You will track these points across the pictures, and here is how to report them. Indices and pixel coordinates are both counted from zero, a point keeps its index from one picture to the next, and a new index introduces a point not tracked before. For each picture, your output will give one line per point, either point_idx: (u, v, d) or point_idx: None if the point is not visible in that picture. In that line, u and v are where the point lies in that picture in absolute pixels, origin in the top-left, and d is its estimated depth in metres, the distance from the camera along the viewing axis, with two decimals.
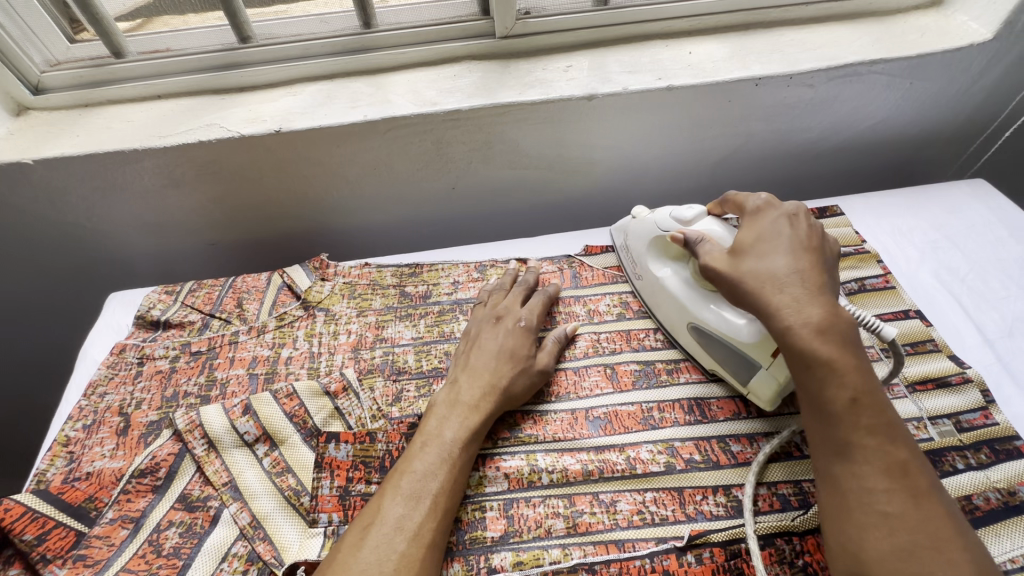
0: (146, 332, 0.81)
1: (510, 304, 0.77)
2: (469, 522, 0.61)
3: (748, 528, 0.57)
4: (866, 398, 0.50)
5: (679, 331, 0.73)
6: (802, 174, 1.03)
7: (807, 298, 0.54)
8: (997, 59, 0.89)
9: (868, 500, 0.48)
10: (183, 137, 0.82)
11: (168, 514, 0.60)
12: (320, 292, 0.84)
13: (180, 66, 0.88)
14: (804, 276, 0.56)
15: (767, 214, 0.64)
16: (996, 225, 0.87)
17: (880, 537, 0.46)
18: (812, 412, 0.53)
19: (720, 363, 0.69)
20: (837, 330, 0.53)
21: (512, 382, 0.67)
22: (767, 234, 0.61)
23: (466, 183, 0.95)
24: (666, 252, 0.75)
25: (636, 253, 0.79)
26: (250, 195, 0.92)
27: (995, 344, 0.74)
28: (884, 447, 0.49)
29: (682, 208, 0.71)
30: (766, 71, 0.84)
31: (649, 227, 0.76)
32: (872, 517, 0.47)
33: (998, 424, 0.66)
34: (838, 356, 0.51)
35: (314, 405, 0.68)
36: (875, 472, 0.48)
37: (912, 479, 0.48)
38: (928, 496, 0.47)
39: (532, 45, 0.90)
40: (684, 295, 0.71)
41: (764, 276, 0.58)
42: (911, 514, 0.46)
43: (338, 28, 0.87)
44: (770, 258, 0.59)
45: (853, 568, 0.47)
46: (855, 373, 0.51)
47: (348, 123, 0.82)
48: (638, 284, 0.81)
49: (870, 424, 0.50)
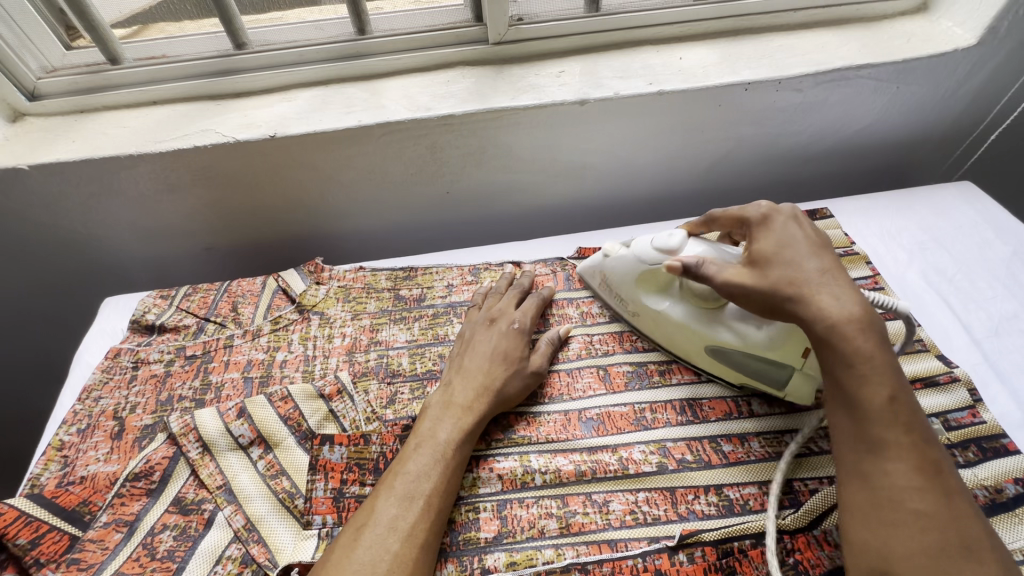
0: (140, 336, 0.81)
1: (505, 306, 0.77)
2: (463, 523, 0.61)
3: (770, 525, 0.57)
4: (902, 397, 0.51)
5: (695, 354, 0.72)
6: (793, 178, 1.05)
7: (845, 297, 0.55)
8: (982, 64, 0.90)
9: (899, 496, 0.48)
10: (179, 142, 0.82)
11: (162, 517, 0.60)
12: (314, 295, 0.84)
13: (175, 72, 0.88)
14: (834, 275, 0.57)
15: (776, 218, 0.64)
16: (982, 226, 0.89)
17: (911, 534, 0.46)
18: (846, 408, 0.53)
19: (746, 375, 0.69)
20: (873, 329, 0.53)
21: (506, 382, 0.68)
22: (787, 239, 0.61)
23: (460, 187, 0.96)
24: (655, 284, 0.72)
25: (622, 291, 0.77)
26: (245, 200, 0.93)
27: (982, 344, 0.75)
28: (918, 445, 0.49)
29: (662, 236, 0.69)
30: (755, 76, 0.85)
31: (631, 262, 0.73)
32: (902, 514, 0.47)
33: (986, 423, 0.67)
34: (875, 353, 0.52)
35: (309, 408, 0.69)
36: (909, 469, 0.48)
37: (942, 478, 0.48)
38: (957, 497, 0.48)
39: (523, 51, 0.91)
40: (695, 320, 0.69)
41: (798, 280, 0.57)
42: (941, 512, 0.47)
43: (333, 34, 0.89)
44: (800, 263, 0.58)
45: (879, 563, 0.47)
46: (891, 373, 0.52)
47: (342, 128, 0.83)
48: (633, 319, 0.78)
49: (906, 423, 0.50)
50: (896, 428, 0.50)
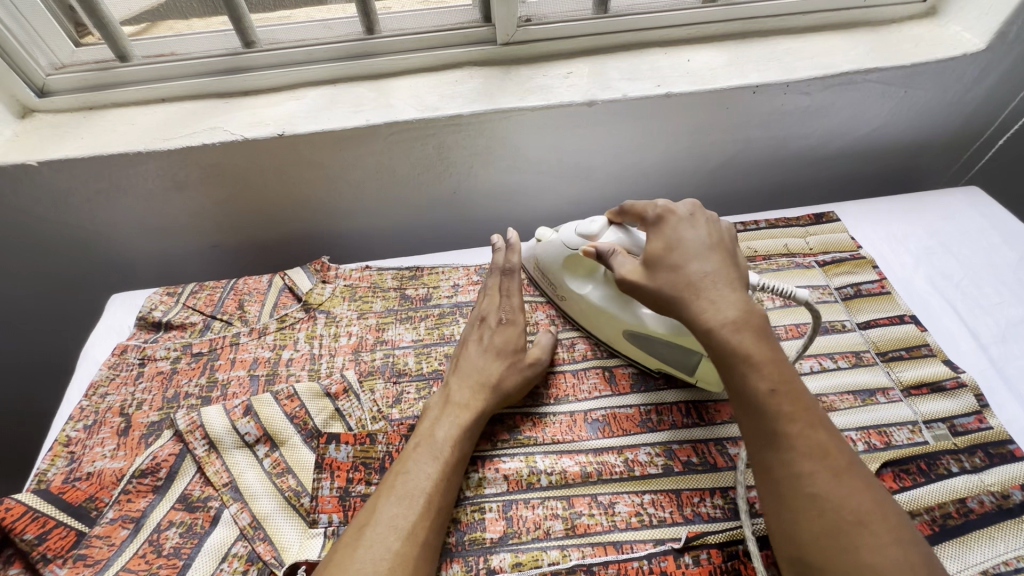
0: (147, 333, 0.81)
1: (493, 304, 0.76)
2: (468, 523, 0.62)
3: (747, 531, 0.57)
4: (784, 387, 0.51)
5: (615, 338, 0.74)
6: (799, 181, 1.05)
7: (724, 297, 0.56)
8: (991, 67, 0.90)
9: (796, 485, 0.47)
10: (186, 140, 0.82)
11: (168, 514, 0.61)
12: (321, 294, 0.84)
13: (184, 70, 0.88)
14: (716, 274, 0.57)
15: (668, 219, 0.64)
16: (989, 231, 0.89)
17: (810, 520, 0.46)
18: (740, 407, 0.53)
19: (661, 359, 0.70)
20: (751, 323, 0.54)
21: (503, 379, 0.68)
22: (675, 239, 0.61)
23: (466, 188, 0.95)
24: (581, 269, 0.75)
25: (551, 277, 0.79)
26: (251, 198, 0.93)
27: (988, 349, 0.75)
28: (806, 430, 0.49)
29: (586, 223, 0.71)
30: (764, 79, 0.85)
31: (557, 247, 0.76)
32: (801, 501, 0.47)
33: (993, 428, 0.67)
34: (753, 347, 0.52)
35: (315, 407, 0.69)
36: (801, 457, 0.48)
37: (834, 459, 0.48)
38: (852, 474, 0.47)
39: (532, 52, 0.91)
40: (610, 305, 0.72)
41: (682, 284, 0.58)
42: (835, 491, 0.46)
43: (342, 33, 0.89)
44: (683, 266, 0.59)
45: (793, 553, 0.47)
46: (773, 363, 0.52)
47: (351, 126, 0.83)
48: (562, 304, 0.80)
49: (790, 411, 0.50)
50: (782, 418, 0.50)
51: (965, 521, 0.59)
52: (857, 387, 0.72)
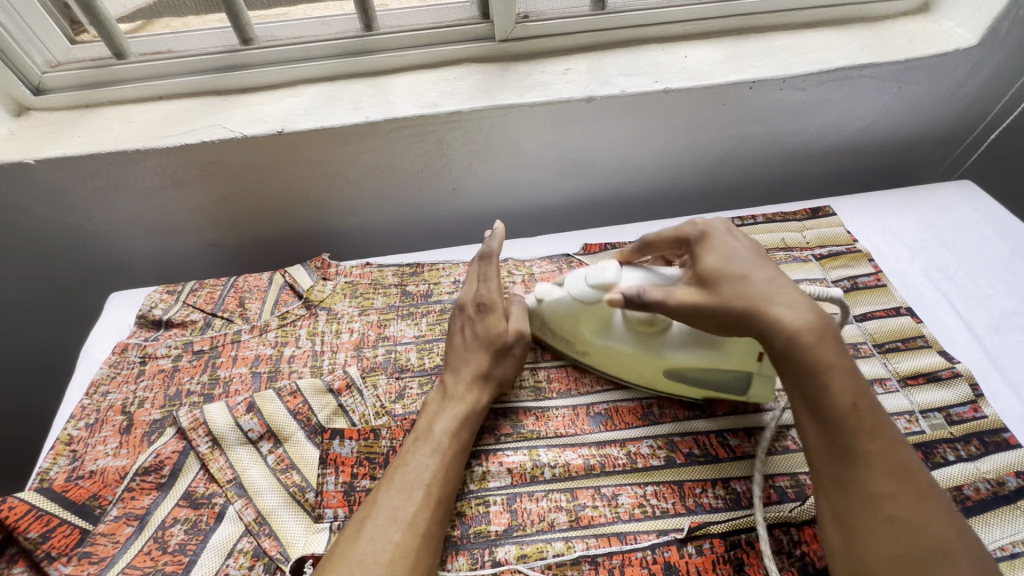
0: (147, 331, 0.81)
1: (473, 291, 0.75)
2: (473, 516, 0.62)
3: (759, 518, 0.59)
4: (864, 404, 0.50)
5: (656, 380, 0.69)
6: (795, 176, 1.06)
7: (799, 306, 0.54)
8: (983, 63, 0.91)
9: (873, 504, 0.48)
10: (186, 137, 0.82)
11: (172, 511, 0.61)
12: (322, 291, 0.84)
13: (182, 67, 0.88)
14: (780, 284, 0.56)
15: (714, 234, 0.64)
16: (982, 224, 0.90)
17: (887, 541, 0.46)
18: (812, 420, 0.52)
19: (709, 388, 0.68)
20: (829, 336, 0.53)
21: (495, 369, 0.69)
22: (730, 252, 0.61)
23: (467, 184, 0.96)
24: (598, 320, 0.68)
25: (564, 333, 0.72)
26: (250, 196, 0.93)
27: (982, 339, 0.76)
28: (887, 450, 0.49)
29: (596, 271, 0.65)
30: (760, 75, 0.86)
31: (569, 303, 0.68)
32: (877, 522, 0.47)
33: (987, 417, 0.68)
34: (835, 361, 0.52)
35: (318, 403, 0.69)
36: (879, 475, 0.48)
37: (915, 481, 0.48)
38: (931, 498, 0.48)
39: (530, 48, 0.91)
40: (648, 350, 0.66)
41: (750, 295, 0.56)
42: (914, 514, 0.46)
43: (340, 30, 0.89)
44: (747, 277, 0.57)
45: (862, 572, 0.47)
46: (851, 379, 0.51)
47: (351, 123, 0.83)
48: (583, 358, 0.74)
49: (871, 428, 0.50)
50: (862, 435, 0.49)
51: (962, 508, 0.61)
52: None
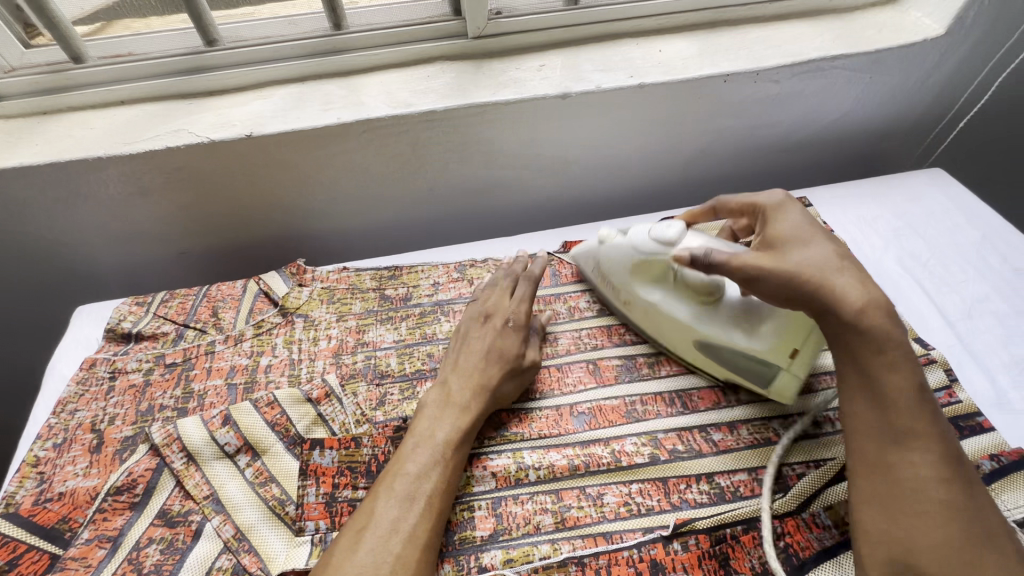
0: (117, 345, 0.78)
1: (501, 303, 0.76)
2: (458, 522, 0.61)
3: (764, 513, 0.59)
4: (923, 389, 0.51)
5: (682, 347, 0.72)
6: (772, 168, 1.06)
7: (867, 285, 0.55)
8: (950, 53, 0.93)
9: (923, 488, 0.48)
10: (150, 143, 0.80)
11: (147, 530, 0.59)
12: (298, 298, 0.82)
13: (144, 70, 0.85)
14: (850, 264, 0.57)
15: (789, 209, 0.64)
16: (953, 212, 0.92)
17: (932, 525, 0.47)
18: (869, 399, 0.52)
19: (733, 372, 0.69)
20: (894, 319, 0.54)
21: (504, 384, 0.69)
22: (801, 225, 0.61)
23: (443, 185, 0.94)
24: (648, 273, 0.72)
25: (616, 281, 0.76)
26: (221, 201, 0.90)
27: (955, 325, 0.78)
28: (940, 438, 0.50)
29: (661, 227, 0.69)
30: (734, 68, 0.86)
31: (626, 249, 0.73)
32: (923, 506, 0.48)
33: (962, 402, 0.69)
34: (897, 345, 0.52)
35: (297, 412, 0.67)
36: (933, 460, 0.49)
37: (961, 472, 0.49)
38: (977, 488, 0.49)
39: (503, 45, 0.90)
40: (683, 315, 0.69)
41: (819, 266, 0.56)
42: (963, 502, 0.47)
43: (308, 30, 0.86)
44: (816, 251, 0.58)
45: (900, 555, 0.47)
46: (911, 365, 0.52)
47: (322, 125, 0.81)
48: (626, 310, 0.77)
49: (928, 413, 0.50)
50: (920, 418, 0.50)
51: None
52: None
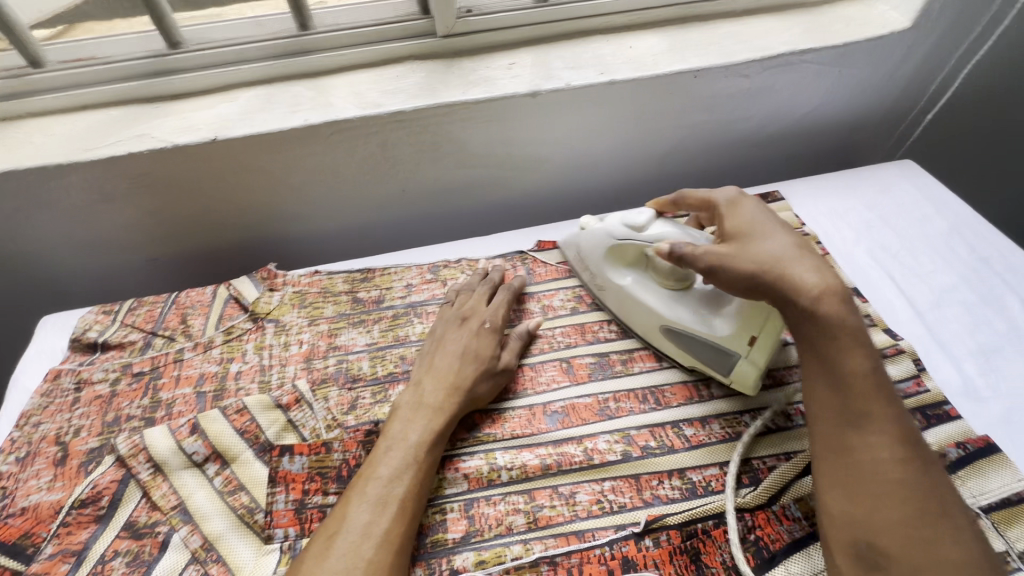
0: (82, 355, 0.77)
1: (479, 307, 0.77)
2: (431, 526, 0.61)
3: (727, 505, 0.60)
4: (879, 372, 0.52)
5: (650, 333, 0.74)
6: (746, 162, 1.07)
7: (823, 274, 0.56)
8: (918, 45, 0.94)
9: (882, 468, 0.49)
10: (112, 149, 0.78)
11: (112, 543, 0.58)
12: (268, 303, 0.81)
13: (105, 75, 0.83)
14: (805, 252, 0.58)
15: (744, 204, 0.66)
16: (923, 203, 0.93)
17: (891, 505, 0.47)
18: (828, 385, 0.53)
19: (696, 361, 0.70)
20: (850, 306, 0.55)
21: (480, 384, 0.69)
22: (758, 219, 0.63)
23: (416, 185, 0.94)
24: (623, 259, 0.74)
25: (592, 267, 0.78)
26: (188, 207, 0.89)
27: (925, 315, 0.79)
28: (897, 421, 0.51)
29: (631, 214, 0.71)
30: (703, 63, 0.86)
31: (602, 236, 0.75)
32: (882, 486, 0.48)
33: (930, 391, 0.70)
34: (854, 330, 0.53)
35: (266, 419, 0.67)
36: (890, 441, 0.50)
37: (917, 453, 0.50)
38: (934, 467, 0.50)
39: (473, 44, 0.90)
40: (652, 300, 0.71)
41: (776, 258, 0.57)
42: (921, 480, 0.48)
43: (274, 30, 0.85)
44: (774, 242, 0.59)
45: (860, 534, 0.48)
46: (868, 350, 0.53)
47: (289, 128, 0.80)
48: (599, 296, 0.80)
49: (884, 396, 0.51)
50: (877, 401, 0.51)
51: None
52: None
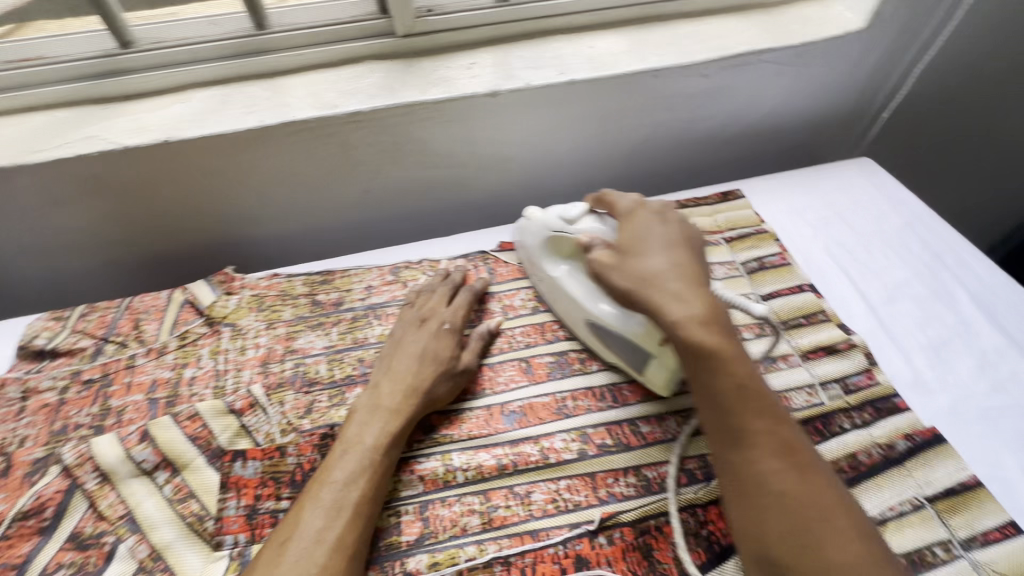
0: (30, 363, 0.75)
1: (439, 308, 0.76)
2: (385, 529, 0.61)
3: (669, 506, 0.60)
4: (749, 384, 0.53)
5: (576, 324, 0.74)
6: (709, 161, 1.08)
7: (690, 292, 0.58)
8: (873, 45, 0.95)
9: (762, 481, 0.49)
10: (59, 151, 0.76)
11: (56, 555, 0.57)
12: (225, 306, 0.80)
13: (53, 75, 0.81)
14: (680, 270, 0.60)
15: (637, 218, 0.67)
16: (879, 200, 0.95)
17: (775, 517, 0.48)
18: (706, 404, 0.55)
19: (615, 354, 0.71)
20: (716, 321, 0.56)
21: (438, 385, 0.68)
22: (644, 234, 0.65)
23: (378, 186, 0.93)
24: (559, 250, 0.75)
25: (531, 255, 0.79)
26: (143, 211, 0.87)
27: (878, 309, 0.80)
28: (772, 430, 0.52)
29: (568, 208, 0.73)
30: (662, 63, 0.87)
31: (540, 225, 0.75)
32: (767, 499, 0.49)
33: (880, 384, 0.72)
34: (721, 345, 0.55)
35: (218, 425, 0.66)
36: (765, 453, 0.50)
37: (797, 456, 0.50)
38: (815, 472, 0.50)
39: (434, 43, 0.89)
40: (579, 292, 0.72)
41: (646, 277, 0.60)
42: (799, 488, 0.48)
43: (229, 29, 0.84)
44: (651, 260, 0.62)
45: (755, 549, 0.48)
46: (738, 361, 0.54)
47: (244, 129, 0.79)
48: (538, 285, 0.81)
49: (756, 407, 0.52)
50: (748, 414, 0.52)
51: (856, 474, 0.64)
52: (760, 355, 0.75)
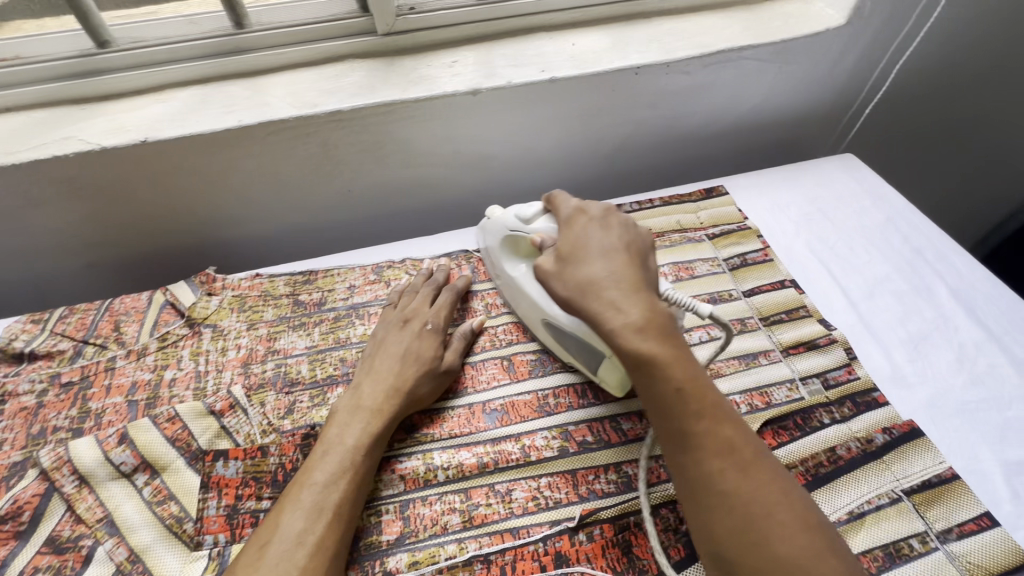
0: (9, 366, 0.75)
1: (422, 309, 0.76)
2: (367, 528, 0.61)
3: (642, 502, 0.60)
4: (689, 385, 0.52)
5: (535, 325, 0.74)
6: (692, 158, 1.08)
7: (628, 299, 0.56)
8: (855, 42, 0.95)
9: (707, 482, 0.49)
10: (35, 152, 0.75)
11: (33, 559, 0.56)
12: (206, 307, 0.79)
13: (30, 75, 0.80)
14: (619, 277, 0.58)
15: (579, 223, 0.65)
16: (861, 195, 0.95)
17: (721, 517, 0.47)
18: (651, 408, 0.53)
19: (571, 354, 0.69)
20: (655, 327, 0.54)
21: (419, 386, 0.68)
22: (584, 239, 0.63)
23: (360, 185, 0.93)
24: (518, 250, 0.75)
25: (493, 257, 0.79)
26: (123, 212, 0.87)
27: (858, 305, 0.81)
28: (715, 431, 0.50)
29: (524, 207, 0.72)
30: (644, 60, 0.87)
31: (499, 226, 0.76)
32: (713, 500, 0.48)
33: (860, 378, 0.72)
34: (659, 350, 0.53)
35: (198, 427, 0.65)
36: (708, 454, 0.49)
37: (741, 453, 0.49)
38: (758, 468, 0.49)
39: (416, 42, 0.89)
40: (534, 291, 0.71)
41: (585, 285, 0.59)
42: (743, 486, 0.47)
43: (208, 28, 0.83)
44: (590, 267, 0.60)
45: (707, 547, 0.48)
46: (679, 363, 0.52)
47: (223, 129, 0.78)
48: (501, 287, 0.81)
49: (698, 409, 0.51)
50: (690, 417, 0.51)
51: (835, 468, 0.64)
52: (742, 351, 0.76)
